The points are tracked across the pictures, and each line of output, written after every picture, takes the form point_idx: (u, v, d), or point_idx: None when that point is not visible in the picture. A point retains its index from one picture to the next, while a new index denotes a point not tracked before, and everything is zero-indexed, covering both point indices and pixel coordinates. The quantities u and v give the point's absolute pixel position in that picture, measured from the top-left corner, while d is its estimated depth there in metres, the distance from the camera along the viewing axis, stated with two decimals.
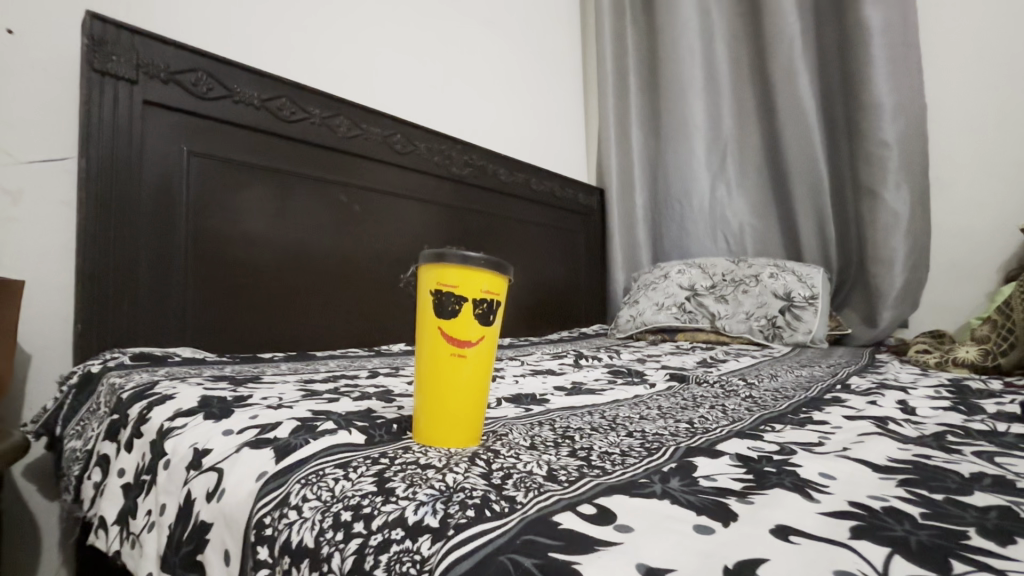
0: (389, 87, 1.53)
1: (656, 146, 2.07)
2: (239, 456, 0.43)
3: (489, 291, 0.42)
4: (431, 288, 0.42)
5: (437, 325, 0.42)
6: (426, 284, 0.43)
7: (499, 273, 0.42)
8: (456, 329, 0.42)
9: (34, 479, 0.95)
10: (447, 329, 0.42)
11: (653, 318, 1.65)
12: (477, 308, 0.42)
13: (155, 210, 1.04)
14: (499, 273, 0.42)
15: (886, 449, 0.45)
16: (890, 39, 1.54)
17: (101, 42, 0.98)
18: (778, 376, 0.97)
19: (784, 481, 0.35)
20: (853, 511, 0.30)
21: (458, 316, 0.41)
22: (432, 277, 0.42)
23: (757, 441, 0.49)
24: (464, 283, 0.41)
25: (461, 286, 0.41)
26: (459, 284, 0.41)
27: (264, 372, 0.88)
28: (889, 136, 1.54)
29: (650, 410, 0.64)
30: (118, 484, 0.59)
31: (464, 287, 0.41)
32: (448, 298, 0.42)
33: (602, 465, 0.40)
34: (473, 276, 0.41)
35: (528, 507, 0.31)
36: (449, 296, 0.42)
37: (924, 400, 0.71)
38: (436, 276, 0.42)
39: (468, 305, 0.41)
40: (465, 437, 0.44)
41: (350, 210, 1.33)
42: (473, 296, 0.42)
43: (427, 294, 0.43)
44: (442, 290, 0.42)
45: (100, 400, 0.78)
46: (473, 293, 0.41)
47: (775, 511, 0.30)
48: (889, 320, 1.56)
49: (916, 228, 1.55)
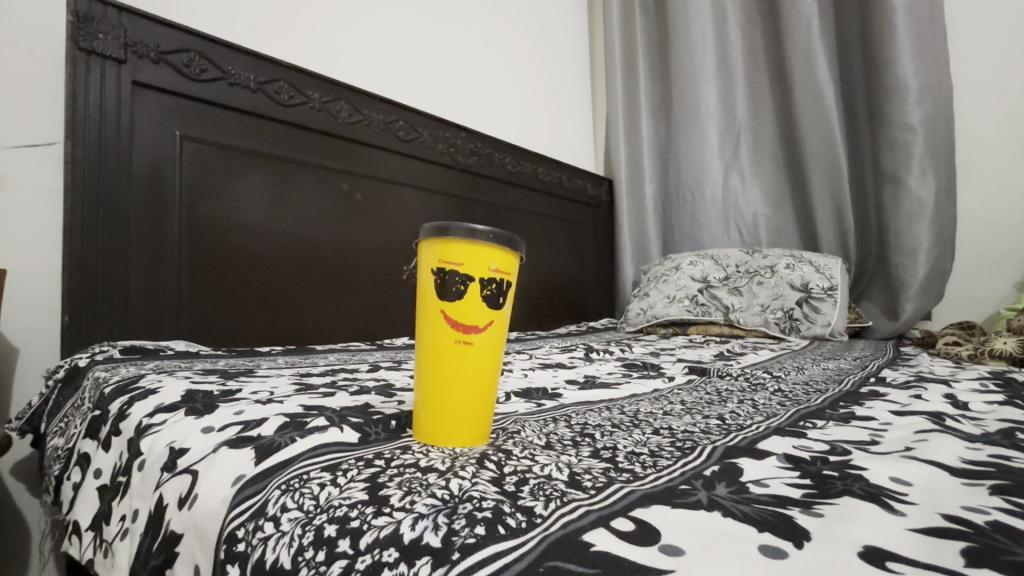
0: (390, 72, 1.47)
1: (667, 134, 2.00)
2: (217, 457, 0.38)
3: (498, 270, 0.37)
4: (433, 266, 0.37)
5: (441, 308, 0.37)
6: (429, 262, 0.37)
7: (511, 249, 0.37)
8: (462, 313, 0.36)
9: (21, 477, 0.91)
10: (451, 312, 0.36)
11: (665, 311, 1.59)
12: (485, 288, 0.36)
13: (147, 197, 0.99)
14: (511, 249, 0.37)
15: (956, 449, 0.39)
16: (917, 16, 1.46)
17: (86, 18, 0.92)
18: (805, 369, 0.91)
19: (853, 489, 0.30)
20: (955, 530, 0.25)
21: (465, 297, 0.36)
22: (435, 253, 0.37)
23: (802, 438, 0.43)
24: (471, 259, 0.36)
25: (467, 264, 0.36)
26: (465, 261, 0.36)
27: (258, 366, 0.83)
28: (915, 120, 1.46)
29: (673, 405, 0.59)
30: (94, 486, 0.54)
31: (471, 265, 0.36)
32: (452, 277, 0.36)
33: (631, 467, 0.34)
34: (480, 252, 0.36)
35: (550, 522, 0.26)
36: (453, 275, 0.36)
37: (973, 394, 0.65)
38: (439, 252, 0.37)
39: (475, 286, 0.36)
40: (473, 436, 0.39)
41: (351, 199, 1.28)
42: (481, 275, 0.36)
43: (429, 274, 0.37)
44: (445, 269, 0.36)
45: (84, 395, 0.73)
46: (480, 272, 0.36)
47: (859, 528, 0.25)
48: (912, 313, 1.48)
49: (943, 215, 1.48)
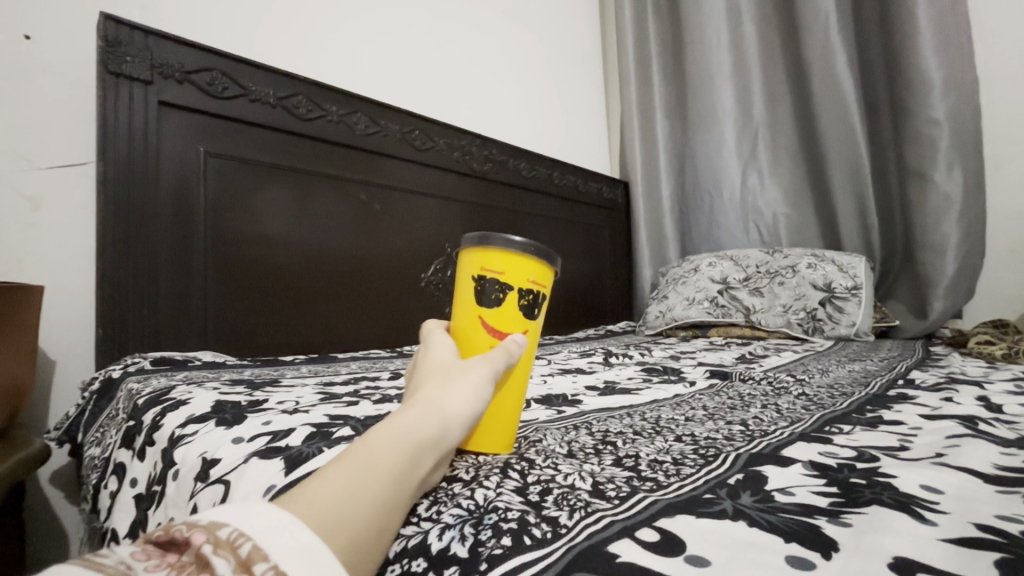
0: (405, 83, 1.50)
1: (683, 134, 1.99)
2: (249, 467, 0.39)
3: (536, 281, 0.37)
4: (472, 274, 0.38)
5: (477, 314, 0.37)
6: (468, 269, 0.38)
7: (547, 262, 0.37)
8: (498, 320, 0.37)
9: (60, 486, 0.94)
10: (488, 319, 0.37)
11: (684, 313, 1.57)
12: (522, 298, 0.37)
13: (175, 212, 1.02)
14: (550, 264, 0.38)
15: (990, 455, 0.38)
16: (940, 7, 1.42)
17: (115, 42, 0.96)
18: (831, 371, 0.89)
19: (883, 497, 0.30)
20: (988, 540, 0.24)
21: (502, 305, 0.36)
22: (474, 261, 0.37)
23: (828, 444, 0.42)
24: (510, 269, 0.36)
25: (507, 273, 0.36)
26: (504, 270, 0.36)
27: (282, 375, 0.85)
28: (940, 113, 1.42)
29: (695, 411, 0.58)
30: (130, 495, 0.56)
31: (509, 274, 0.36)
32: (490, 285, 0.36)
33: (655, 476, 0.34)
34: (519, 262, 0.36)
35: (575, 533, 0.26)
36: (492, 282, 0.36)
37: (1008, 396, 0.63)
38: (479, 260, 0.37)
39: (512, 295, 0.36)
40: (502, 440, 0.39)
41: (370, 209, 1.30)
42: (519, 285, 0.37)
43: (467, 280, 0.38)
44: (484, 276, 0.37)
45: (119, 406, 0.75)
46: (519, 282, 0.36)
47: (889, 539, 0.24)
48: (942, 311, 1.44)
49: (971, 210, 1.44)
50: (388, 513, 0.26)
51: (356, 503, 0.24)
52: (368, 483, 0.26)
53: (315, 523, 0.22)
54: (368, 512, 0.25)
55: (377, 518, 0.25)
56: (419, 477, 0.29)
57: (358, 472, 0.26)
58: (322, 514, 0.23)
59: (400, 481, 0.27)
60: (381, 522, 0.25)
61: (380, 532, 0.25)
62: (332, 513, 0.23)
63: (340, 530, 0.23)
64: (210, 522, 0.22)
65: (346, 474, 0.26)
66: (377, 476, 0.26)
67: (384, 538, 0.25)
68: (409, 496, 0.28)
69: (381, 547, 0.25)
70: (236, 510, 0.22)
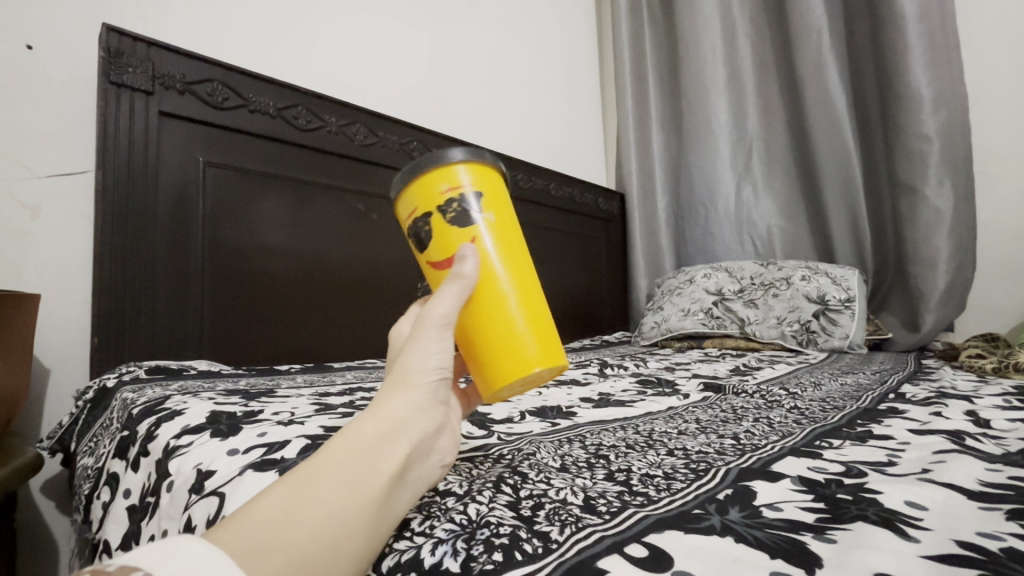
0: (404, 94, 1.51)
1: (678, 146, 2.02)
2: (243, 480, 0.39)
3: (449, 190, 0.37)
4: (406, 225, 0.40)
5: (426, 259, 0.39)
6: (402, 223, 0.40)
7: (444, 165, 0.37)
8: (438, 251, 0.38)
9: (52, 495, 0.94)
10: (433, 256, 0.38)
11: (679, 324, 1.58)
12: (447, 214, 0.37)
13: (172, 222, 1.03)
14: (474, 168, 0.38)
15: (975, 470, 0.39)
16: (929, 26, 1.45)
17: (117, 53, 0.97)
18: (823, 384, 0.90)
19: (867, 514, 0.30)
20: (968, 556, 0.25)
21: (433, 235, 0.38)
22: (403, 212, 0.39)
23: (817, 459, 0.43)
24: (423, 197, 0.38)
25: (424, 204, 0.38)
26: (420, 203, 0.38)
27: (278, 385, 0.85)
28: (930, 129, 1.45)
29: (688, 424, 0.59)
30: (123, 506, 0.56)
31: (424, 204, 0.38)
32: (419, 225, 0.38)
33: (645, 491, 0.35)
34: (427, 185, 0.38)
35: (566, 548, 0.26)
36: (418, 222, 0.38)
37: (996, 410, 0.64)
38: (405, 208, 0.39)
39: (437, 218, 0.37)
40: (519, 347, 0.38)
41: (368, 218, 1.32)
42: (437, 206, 0.37)
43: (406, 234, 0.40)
44: (412, 221, 0.39)
45: (113, 415, 0.75)
46: (436, 203, 0.37)
47: (872, 555, 0.25)
48: (934, 324, 1.45)
49: (962, 225, 1.46)
50: (344, 523, 0.27)
51: (292, 521, 0.26)
52: (311, 499, 0.27)
53: (239, 550, 0.24)
54: (311, 528, 0.26)
55: (325, 532, 0.26)
56: (382, 480, 0.29)
57: (298, 489, 0.27)
58: (251, 539, 0.25)
59: (352, 488, 0.28)
60: (333, 531, 0.26)
61: (334, 543, 0.26)
62: (265, 536, 0.25)
63: (270, 553, 0.25)
64: (120, 568, 0.22)
65: (285, 493, 0.27)
66: (319, 490, 0.27)
67: (341, 550, 0.26)
68: (374, 500, 0.28)
69: (340, 558, 0.26)
70: (151, 556, 0.23)
